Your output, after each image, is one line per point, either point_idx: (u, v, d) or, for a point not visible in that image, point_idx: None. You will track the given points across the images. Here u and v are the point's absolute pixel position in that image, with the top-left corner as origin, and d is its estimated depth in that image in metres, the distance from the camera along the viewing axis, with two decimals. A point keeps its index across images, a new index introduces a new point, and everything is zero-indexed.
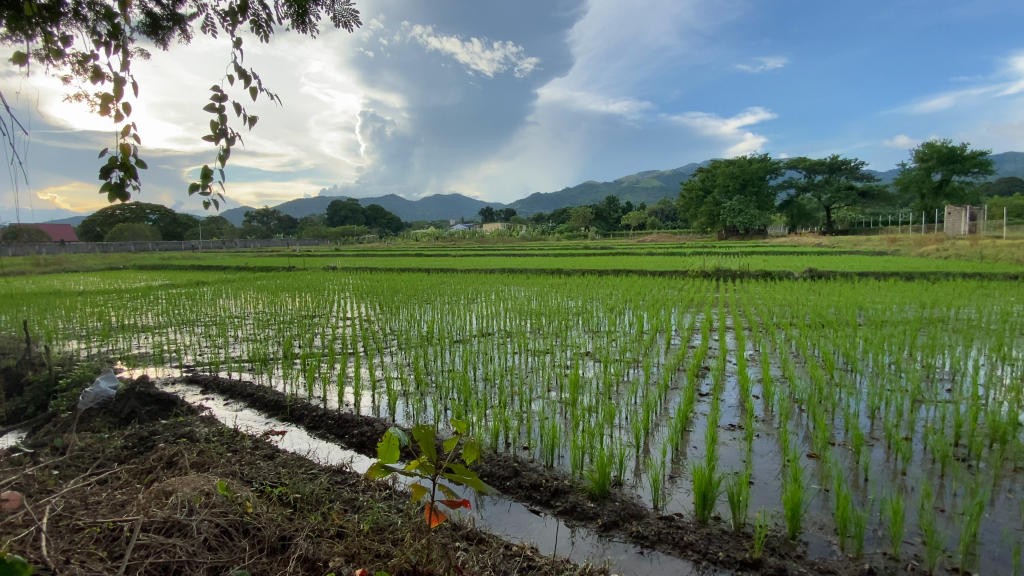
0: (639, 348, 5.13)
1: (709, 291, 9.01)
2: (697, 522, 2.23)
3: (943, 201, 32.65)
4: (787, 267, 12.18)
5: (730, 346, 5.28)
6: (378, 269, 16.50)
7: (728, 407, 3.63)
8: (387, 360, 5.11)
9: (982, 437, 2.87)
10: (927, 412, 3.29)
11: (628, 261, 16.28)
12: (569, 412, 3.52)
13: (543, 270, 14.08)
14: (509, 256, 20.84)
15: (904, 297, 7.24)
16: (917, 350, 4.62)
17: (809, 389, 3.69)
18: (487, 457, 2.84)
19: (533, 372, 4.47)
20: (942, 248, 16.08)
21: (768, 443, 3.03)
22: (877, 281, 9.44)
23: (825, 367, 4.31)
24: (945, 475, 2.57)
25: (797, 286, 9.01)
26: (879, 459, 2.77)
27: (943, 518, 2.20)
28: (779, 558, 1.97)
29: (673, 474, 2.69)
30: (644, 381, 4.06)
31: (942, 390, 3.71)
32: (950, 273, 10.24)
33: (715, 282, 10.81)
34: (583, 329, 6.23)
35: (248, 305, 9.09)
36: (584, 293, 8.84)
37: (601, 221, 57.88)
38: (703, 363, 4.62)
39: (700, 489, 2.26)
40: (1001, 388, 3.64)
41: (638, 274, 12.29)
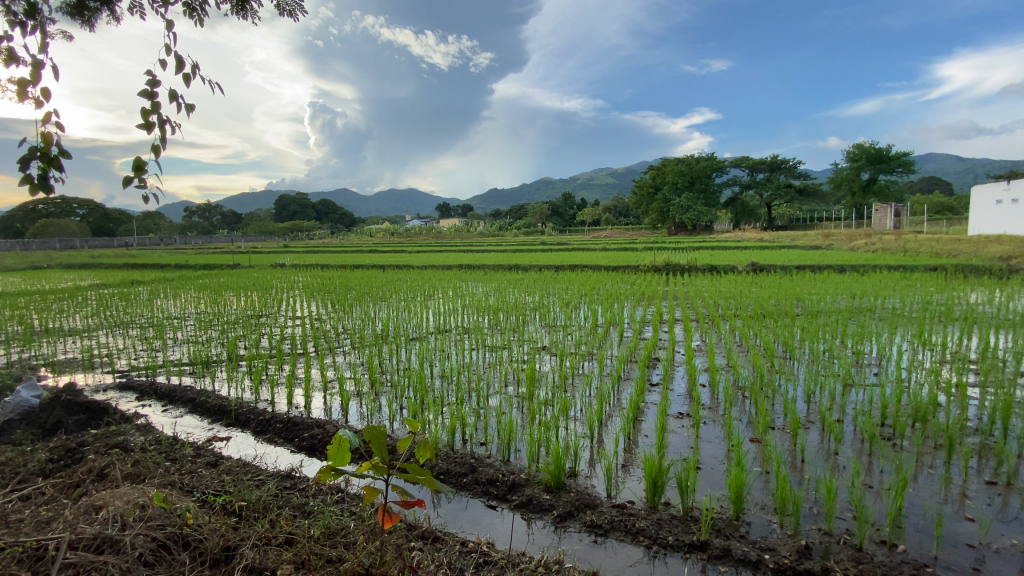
0: (593, 340, 5.24)
1: (660, 285, 9.29)
2: (648, 509, 2.30)
3: (871, 199, 35.06)
4: (732, 261, 12.76)
5: (680, 337, 5.47)
6: (330, 265, 15.99)
7: (677, 396, 3.77)
8: (340, 360, 4.97)
9: (904, 417, 3.11)
10: (857, 395, 3.54)
11: (584, 256, 16.58)
12: (525, 407, 3.55)
13: (499, 265, 14.08)
14: (465, 252, 20.71)
15: (837, 289, 7.71)
16: (848, 337, 4.95)
17: (751, 377, 3.88)
18: (443, 456, 2.81)
19: (490, 367, 4.48)
20: (871, 242, 17.29)
21: (714, 429, 3.16)
22: (813, 274, 10.04)
23: (765, 355, 4.55)
24: (872, 453, 2.77)
25: (741, 279, 9.45)
26: (814, 440, 2.95)
27: (872, 494, 2.38)
28: (724, 539, 2.07)
29: (626, 463, 2.76)
30: (598, 374, 4.15)
31: (870, 374, 3.99)
32: (878, 266, 11.03)
33: (666, 276, 11.17)
34: (540, 324, 6.28)
35: (189, 305, 8.60)
36: (541, 288, 8.90)
37: (557, 216, 58.58)
38: (655, 354, 4.77)
39: (651, 476, 2.33)
40: (922, 371, 3.96)
41: (592, 269, 12.52)
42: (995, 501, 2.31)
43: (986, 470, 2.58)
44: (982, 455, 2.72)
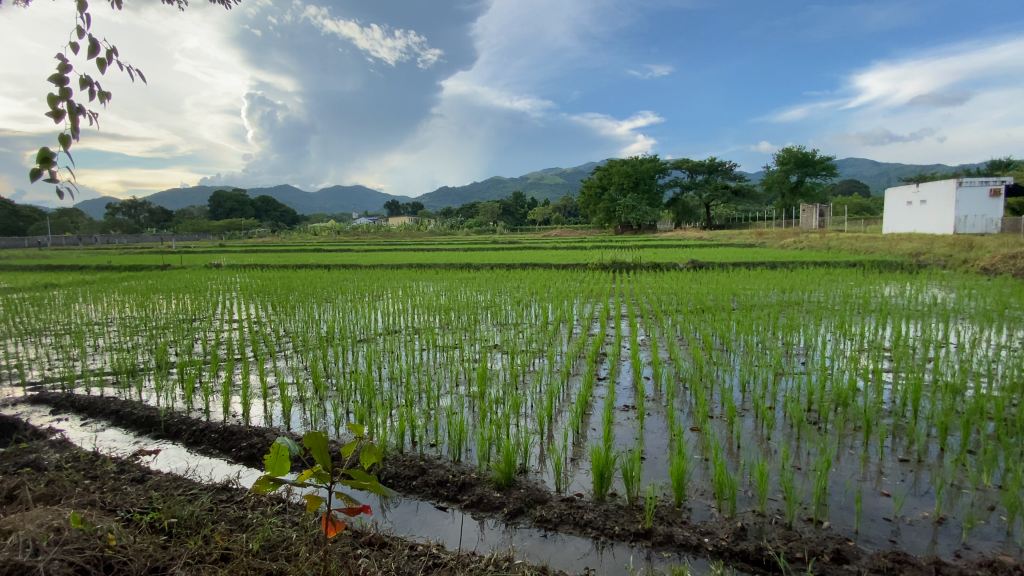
0: (544, 337, 5.31)
1: (608, 282, 9.54)
2: (596, 501, 2.36)
3: (799, 200, 37.58)
4: (674, 259, 13.31)
5: (626, 333, 5.64)
6: (271, 266, 15.27)
7: (624, 389, 3.89)
8: (281, 365, 4.76)
9: (828, 402, 3.36)
10: (787, 383, 3.79)
11: (534, 254, 16.76)
12: (476, 406, 3.54)
13: (449, 264, 13.98)
14: (414, 251, 20.42)
15: (769, 284, 8.22)
16: (779, 329, 5.28)
17: (692, 370, 4.06)
18: (391, 459, 2.76)
19: (440, 367, 4.44)
20: (799, 240, 18.55)
21: (658, 420, 3.28)
22: (748, 270, 10.66)
23: (705, 347, 4.78)
24: (800, 437, 2.97)
25: (683, 276, 9.87)
26: (749, 427, 3.13)
27: (800, 475, 2.55)
28: (666, 526, 2.15)
29: (575, 456, 2.82)
30: (548, 370, 4.20)
31: (798, 363, 4.28)
32: (804, 262, 11.86)
33: (613, 273, 11.49)
34: (490, 322, 6.28)
35: (112, 310, 7.95)
36: (491, 287, 8.92)
37: (508, 215, 58.89)
38: (602, 349, 4.89)
39: (598, 469, 2.39)
40: (843, 359, 4.29)
41: (542, 267, 12.67)
42: (907, 477, 2.53)
43: (899, 449, 2.82)
44: (895, 435, 2.97)
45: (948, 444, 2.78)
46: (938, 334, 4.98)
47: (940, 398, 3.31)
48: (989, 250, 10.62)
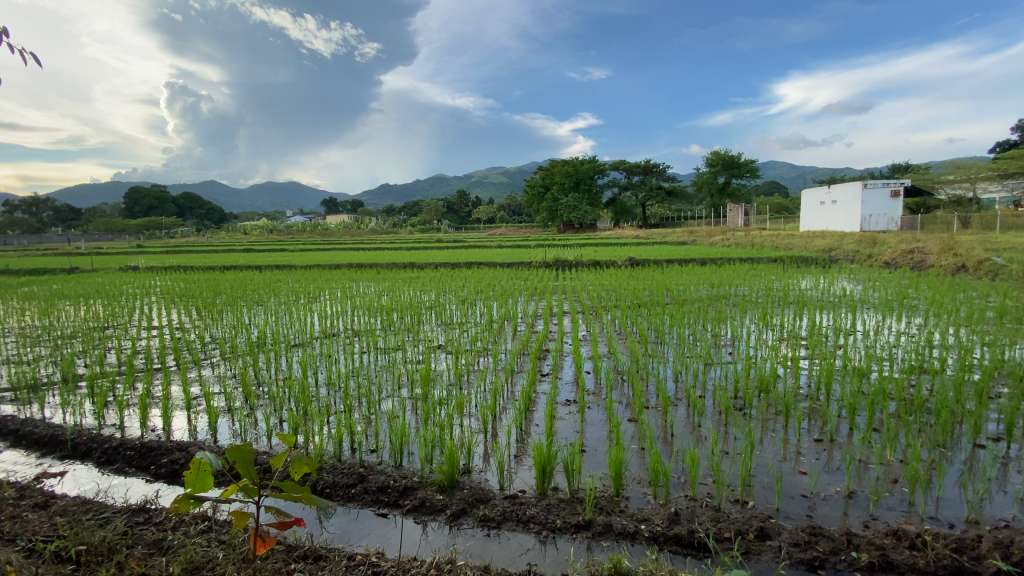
0: (488, 336, 5.32)
1: (550, 280, 9.70)
2: (538, 496, 2.39)
3: (726, 200, 39.93)
4: (613, 256, 13.75)
5: (568, 329, 5.76)
6: (197, 267, 14.27)
7: (565, 384, 3.98)
8: (207, 374, 4.45)
9: (752, 388, 3.60)
10: (716, 372, 4.02)
11: (478, 253, 16.74)
12: (419, 407, 3.49)
13: (391, 264, 13.67)
14: (355, 251, 19.79)
15: (700, 279, 8.68)
16: (709, 321, 5.60)
17: (630, 363, 4.21)
18: (329, 468, 2.66)
19: (381, 371, 4.33)
20: (727, 238, 19.70)
21: (598, 413, 3.38)
22: (682, 266, 11.19)
23: (641, 341, 4.98)
24: (728, 423, 3.16)
25: (621, 273, 10.22)
26: (682, 416, 3.29)
27: (728, 459, 2.71)
28: (605, 516, 2.21)
29: (518, 453, 2.84)
30: (491, 368, 4.21)
31: (726, 353, 4.55)
32: (732, 258, 12.63)
33: (556, 271, 11.69)
34: (434, 323, 6.20)
35: (6, 318, 7.12)
36: (435, 286, 8.82)
37: (451, 214, 58.45)
38: (545, 346, 4.96)
39: (540, 464, 2.43)
40: (766, 348, 4.60)
41: (486, 266, 12.69)
42: (821, 455, 2.76)
43: (815, 429, 3.07)
44: (811, 417, 3.23)
45: (855, 423, 3.05)
46: (847, 323, 5.47)
47: (849, 381, 3.63)
48: (888, 246, 11.76)
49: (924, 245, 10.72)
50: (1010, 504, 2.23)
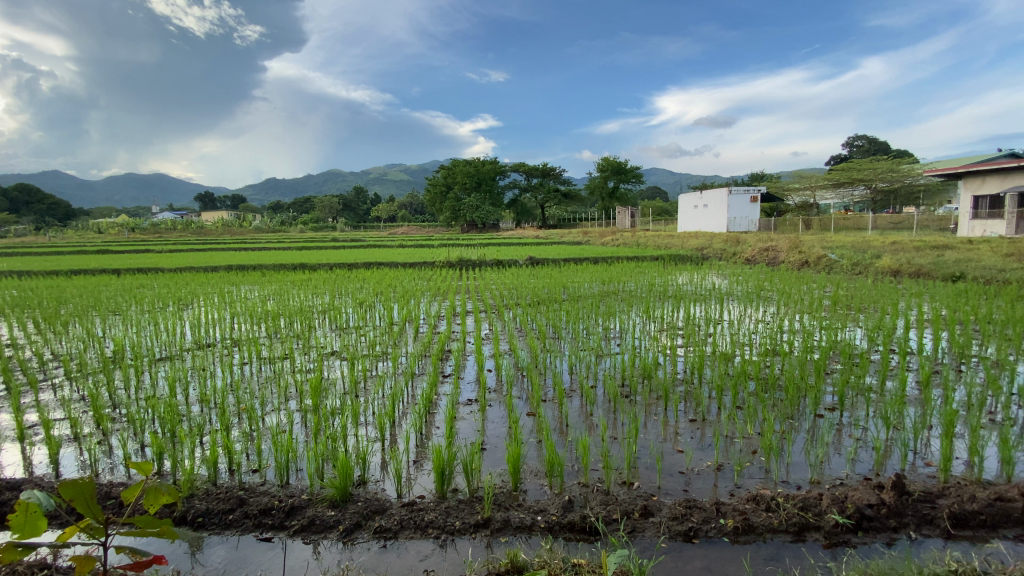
0: (388, 339, 5.15)
1: (452, 280, 9.64)
2: (437, 499, 2.36)
3: (616, 202, 42.67)
4: (514, 256, 14.06)
5: (470, 328, 5.77)
6: (33, 272, 12.06)
7: (467, 383, 3.99)
8: (46, 398, 3.78)
9: (637, 376, 3.88)
10: (607, 363, 4.28)
11: (378, 253, 16.16)
12: (309, 420, 3.28)
13: (279, 266, 12.65)
14: (238, 251, 18.08)
15: (594, 277, 9.17)
16: (601, 316, 5.95)
17: (529, 359, 4.33)
18: (203, 494, 2.40)
19: (265, 383, 3.99)
20: (618, 237, 21.06)
21: (498, 410, 3.44)
22: (577, 265, 11.77)
23: (540, 337, 5.14)
24: (616, 410, 3.37)
25: (521, 272, 10.48)
26: (576, 406, 3.46)
27: (616, 444, 2.91)
28: (503, 511, 2.24)
29: (418, 458, 2.78)
30: (390, 372, 4.07)
31: (616, 345, 4.86)
32: (622, 257, 13.55)
33: (458, 271, 11.66)
34: (328, 328, 5.85)
35: None
36: (329, 289, 8.32)
37: (348, 212, 55.73)
38: (446, 346, 4.92)
39: (439, 467, 2.40)
40: (650, 339, 5.00)
41: (386, 267, 12.28)
42: (695, 434, 3.05)
43: (690, 411, 3.39)
44: (686, 399, 3.57)
45: (723, 403, 3.42)
46: (717, 313, 6.11)
47: (716, 365, 4.07)
48: (749, 245, 13.37)
49: (776, 244, 12.36)
50: (843, 463, 2.64)
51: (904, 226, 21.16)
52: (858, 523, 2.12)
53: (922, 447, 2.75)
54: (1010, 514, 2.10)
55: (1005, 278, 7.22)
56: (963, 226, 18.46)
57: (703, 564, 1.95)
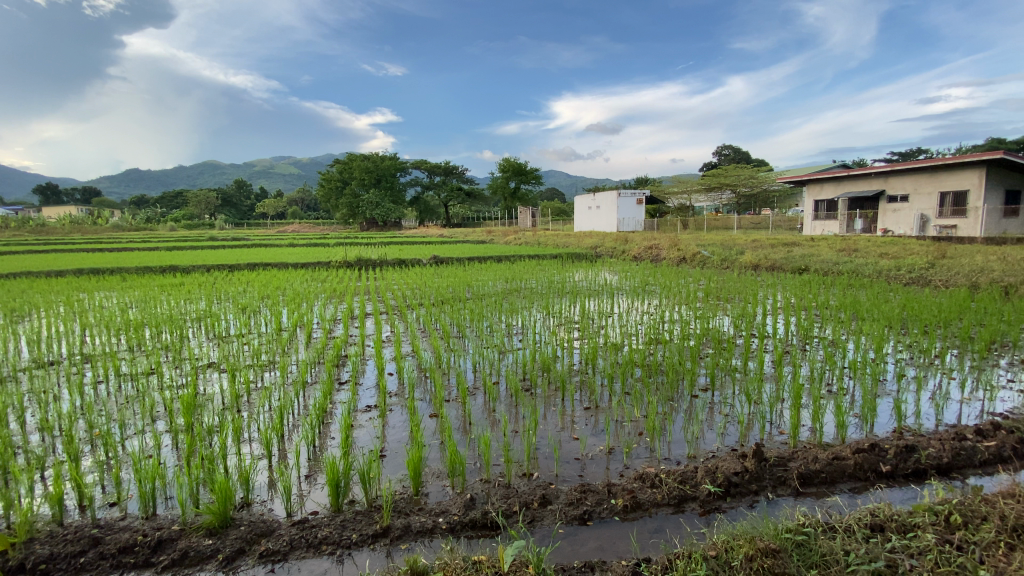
0: (276, 346, 4.77)
1: (351, 281, 9.20)
2: (332, 514, 2.23)
3: (518, 202, 43.59)
4: (415, 255, 13.78)
5: (370, 331, 5.55)
6: None
7: (366, 389, 3.83)
8: None
9: (537, 370, 4.02)
10: (508, 359, 4.38)
11: (264, 253, 14.94)
12: (180, 442, 2.93)
13: (145, 268, 11.21)
14: (89, 252, 15.62)
15: (496, 275, 9.29)
16: (503, 313, 6.05)
17: (431, 359, 4.27)
18: (45, 539, 2.05)
19: (126, 404, 3.50)
20: (520, 237, 21.50)
21: (399, 414, 3.35)
22: (479, 264, 11.84)
23: (443, 337, 5.10)
24: (517, 404, 3.45)
25: (423, 271, 10.33)
26: (478, 403, 3.49)
27: (516, 437, 2.98)
28: (404, 518, 2.19)
29: (310, 473, 2.62)
30: (279, 383, 3.78)
31: (517, 341, 4.97)
32: (523, 255, 13.92)
33: (355, 271, 11.17)
34: (205, 338, 5.28)
35: None
36: (205, 294, 7.49)
37: (230, 208, 50.68)
38: (343, 351, 4.69)
39: (333, 480, 2.27)
40: (549, 334, 5.18)
41: (274, 268, 11.37)
42: (590, 421, 3.23)
43: (585, 399, 3.58)
44: (582, 389, 3.76)
45: (613, 390, 3.66)
46: (609, 307, 6.52)
47: (607, 355, 4.34)
48: (637, 243, 14.42)
49: (659, 242, 13.48)
50: (714, 437, 2.95)
51: (763, 225, 24.20)
52: (727, 490, 2.39)
53: (776, 418, 3.17)
54: (844, 469, 2.50)
55: (838, 270, 8.56)
56: (806, 225, 21.54)
57: (597, 545, 2.06)
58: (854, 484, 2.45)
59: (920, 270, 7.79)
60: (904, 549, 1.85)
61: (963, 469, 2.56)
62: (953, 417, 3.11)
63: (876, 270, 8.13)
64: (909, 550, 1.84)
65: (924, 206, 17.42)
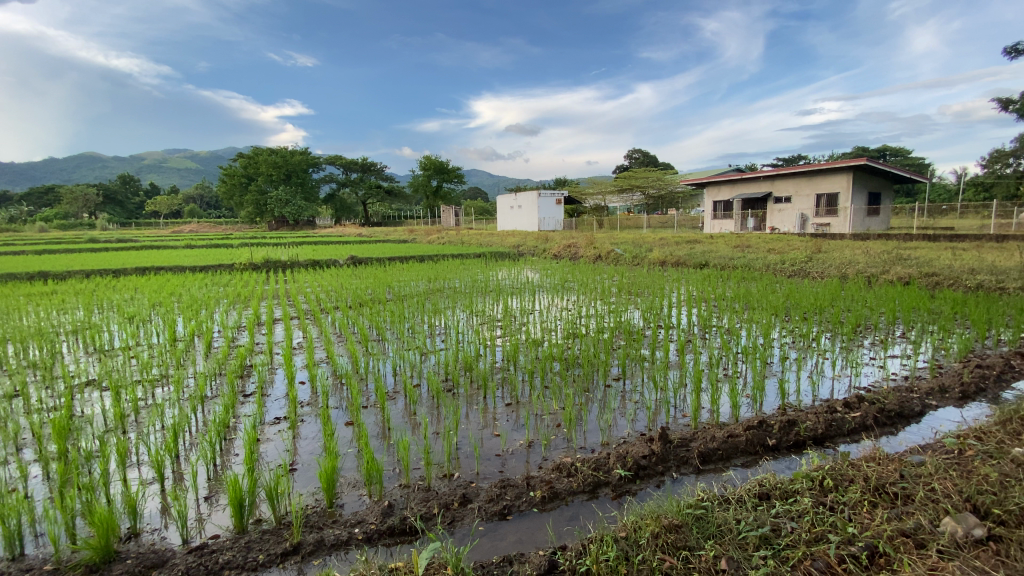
0: (170, 358, 4.34)
1: (258, 284, 8.61)
2: (235, 536, 2.08)
3: (439, 202, 43.03)
4: (330, 255, 13.16)
5: (280, 338, 5.22)
6: None
7: (275, 400, 3.60)
8: None
9: (459, 370, 4.01)
10: (429, 360, 4.32)
11: (157, 256, 13.53)
12: (50, 472, 2.58)
13: (3, 275, 9.71)
14: None
15: (418, 275, 9.13)
16: (425, 314, 5.97)
17: (348, 365, 4.10)
18: None
19: None
20: (441, 236, 21.14)
21: (312, 424, 3.19)
22: (400, 264, 11.56)
23: (361, 341, 4.92)
24: (438, 405, 3.42)
25: (339, 273, 9.91)
26: (397, 408, 3.41)
27: (436, 439, 2.96)
28: (316, 532, 2.10)
29: (210, 494, 2.42)
30: (174, 399, 3.45)
31: (439, 342, 4.92)
32: (444, 255, 13.76)
33: (263, 274, 10.45)
34: (83, 353, 4.68)
35: None
36: (83, 303, 6.64)
37: (114, 206, 45.23)
38: (249, 361, 4.37)
39: (235, 500, 2.11)
40: (471, 333, 5.18)
41: (169, 272, 10.35)
42: (511, 417, 3.28)
43: (506, 396, 3.63)
44: (503, 385, 3.81)
45: (532, 385, 3.75)
46: (529, 305, 6.65)
47: (528, 352, 4.43)
48: (557, 242, 14.84)
49: (577, 241, 13.94)
50: (625, 424, 3.12)
51: (671, 224, 25.89)
52: (637, 473, 2.54)
53: (680, 402, 3.42)
54: (738, 445, 2.75)
55: (733, 264, 9.39)
56: (707, 224, 23.37)
57: (515, 538, 2.10)
58: (746, 458, 2.71)
59: (800, 264, 8.73)
60: (786, 513, 2.07)
61: (834, 438, 2.92)
62: (827, 392, 3.54)
63: (765, 264, 9.01)
64: (791, 514, 2.06)
65: (804, 206, 19.56)
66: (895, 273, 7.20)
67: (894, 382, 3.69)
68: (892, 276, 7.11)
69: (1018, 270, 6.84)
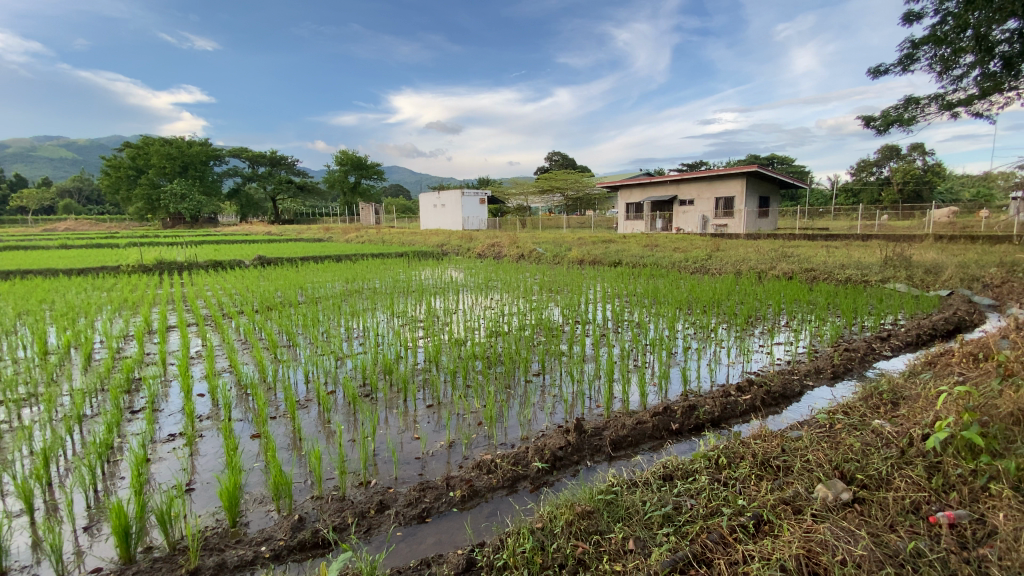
0: (37, 374, 3.82)
1: (149, 288, 7.79)
2: (121, 568, 1.89)
3: (358, 199, 41.43)
4: (234, 255, 12.20)
5: (175, 348, 4.76)
6: None
7: (170, 415, 3.30)
8: None
9: (377, 373, 3.90)
10: (345, 365, 4.16)
11: (19, 257, 11.78)
12: None
13: None
14: None
15: (334, 275, 8.76)
16: (341, 317, 5.74)
17: (254, 374, 3.84)
18: None
19: None
20: (359, 236, 20.10)
21: (213, 439, 2.96)
22: (313, 264, 11.00)
23: (269, 347, 4.62)
24: (355, 411, 3.30)
25: (244, 274, 9.24)
26: (310, 417, 3.25)
27: (350, 446, 2.87)
28: (217, 555, 1.95)
29: (91, 523, 2.18)
30: (44, 420, 3.04)
31: (356, 345, 4.74)
32: (361, 254, 13.23)
33: (154, 276, 9.47)
34: None
35: None
36: None
37: None
38: (137, 373, 3.95)
39: (120, 527, 1.91)
40: (390, 335, 5.04)
41: (35, 276, 9.04)
42: (430, 418, 3.25)
43: (426, 397, 3.59)
44: (423, 387, 3.76)
45: (453, 385, 3.73)
46: (450, 304, 6.62)
47: (449, 352, 4.40)
48: (481, 241, 14.87)
49: (499, 240, 14.07)
50: (543, 418, 3.22)
51: (589, 224, 26.90)
52: (554, 464, 2.63)
53: (594, 394, 3.59)
54: (645, 431, 2.94)
55: (643, 262, 9.96)
56: (621, 224, 24.61)
57: (434, 540, 2.10)
58: (653, 443, 2.91)
59: (701, 262, 9.45)
60: (686, 491, 2.25)
61: (729, 419, 3.21)
62: (723, 378, 3.89)
63: (671, 261, 9.67)
64: (690, 492, 2.24)
65: (706, 209, 21.23)
66: (780, 269, 8.03)
67: (779, 366, 4.15)
68: (779, 271, 7.94)
69: (877, 265, 7.90)
